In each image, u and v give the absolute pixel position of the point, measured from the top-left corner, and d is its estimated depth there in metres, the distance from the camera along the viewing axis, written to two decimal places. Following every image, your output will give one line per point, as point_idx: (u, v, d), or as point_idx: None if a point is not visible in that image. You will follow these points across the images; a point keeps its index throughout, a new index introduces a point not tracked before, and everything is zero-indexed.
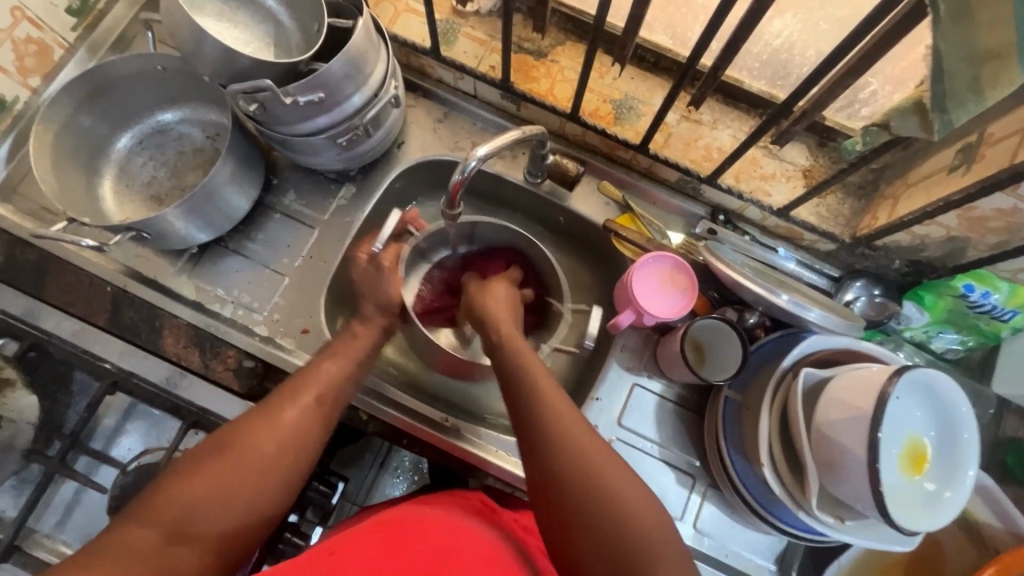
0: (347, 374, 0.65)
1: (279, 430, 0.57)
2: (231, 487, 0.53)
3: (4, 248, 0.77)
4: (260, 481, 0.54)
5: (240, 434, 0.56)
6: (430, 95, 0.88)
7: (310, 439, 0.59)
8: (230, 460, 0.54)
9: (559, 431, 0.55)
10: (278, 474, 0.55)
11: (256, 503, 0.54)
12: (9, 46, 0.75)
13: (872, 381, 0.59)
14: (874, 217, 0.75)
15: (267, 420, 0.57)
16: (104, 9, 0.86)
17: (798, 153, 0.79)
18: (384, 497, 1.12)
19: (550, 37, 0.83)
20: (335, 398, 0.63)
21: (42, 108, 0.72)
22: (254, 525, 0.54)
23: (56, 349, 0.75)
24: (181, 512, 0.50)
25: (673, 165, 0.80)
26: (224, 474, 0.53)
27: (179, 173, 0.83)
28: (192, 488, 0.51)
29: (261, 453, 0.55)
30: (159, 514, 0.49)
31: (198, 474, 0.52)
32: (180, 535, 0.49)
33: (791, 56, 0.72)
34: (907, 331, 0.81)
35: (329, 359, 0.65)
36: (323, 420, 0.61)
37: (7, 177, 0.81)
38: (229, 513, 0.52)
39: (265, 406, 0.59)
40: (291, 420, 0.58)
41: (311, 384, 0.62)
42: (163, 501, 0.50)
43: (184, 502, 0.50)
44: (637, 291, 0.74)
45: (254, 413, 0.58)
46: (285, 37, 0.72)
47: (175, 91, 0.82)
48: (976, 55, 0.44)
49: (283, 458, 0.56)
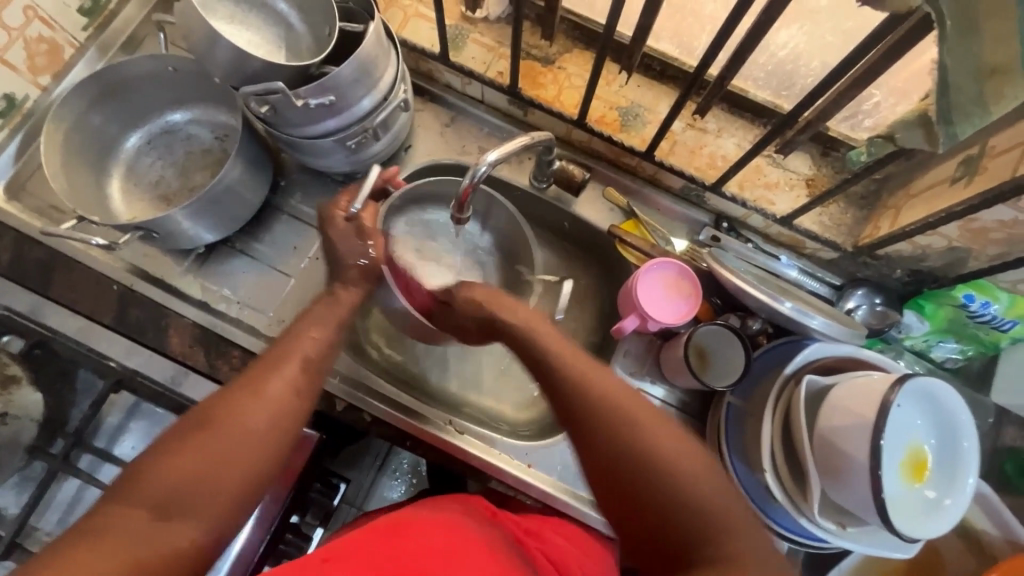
0: (330, 340, 0.63)
1: (264, 398, 0.55)
2: (218, 460, 0.51)
3: (11, 246, 0.77)
4: (248, 451, 0.52)
5: (223, 405, 0.54)
6: (437, 99, 0.88)
7: (297, 409, 0.57)
8: (216, 432, 0.52)
9: (607, 408, 0.53)
10: (267, 445, 0.54)
11: (246, 474, 0.52)
12: (20, 44, 0.75)
13: (874, 390, 0.59)
14: (876, 226, 0.76)
15: (252, 390, 0.55)
16: (115, 9, 0.87)
17: (802, 162, 0.80)
18: (382, 499, 1.13)
19: (558, 44, 0.84)
20: (319, 366, 0.61)
21: (53, 107, 0.72)
22: (245, 497, 0.52)
23: (61, 347, 0.75)
24: (167, 487, 0.48)
25: (678, 172, 0.81)
26: (206, 447, 0.51)
27: (186, 173, 0.84)
28: (177, 462, 0.49)
29: (246, 424, 0.53)
30: (141, 494, 0.47)
31: (183, 448, 0.50)
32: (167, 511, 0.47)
33: (796, 67, 0.73)
34: (907, 339, 0.81)
35: (311, 325, 0.63)
36: (309, 388, 0.59)
37: (15, 174, 0.82)
38: (217, 486, 0.50)
39: (247, 376, 0.57)
40: (271, 390, 0.56)
41: (296, 349, 0.60)
42: (147, 477, 0.48)
43: (168, 478, 0.48)
44: (641, 296, 0.75)
45: (236, 382, 0.56)
46: (297, 41, 0.73)
47: (185, 92, 0.82)
48: (982, 71, 0.44)
49: (269, 428, 0.54)
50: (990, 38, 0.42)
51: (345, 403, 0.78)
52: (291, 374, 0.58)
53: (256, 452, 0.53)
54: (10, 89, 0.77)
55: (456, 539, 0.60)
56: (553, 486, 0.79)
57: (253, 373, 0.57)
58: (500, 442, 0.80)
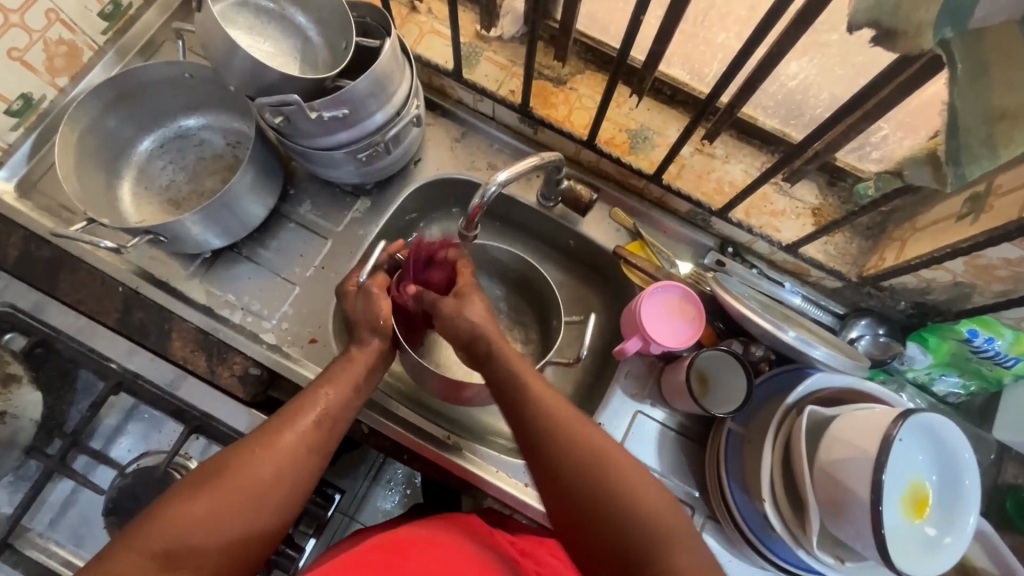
0: (347, 398, 0.63)
1: (277, 452, 0.56)
2: (225, 516, 0.52)
3: (20, 243, 0.77)
4: (256, 507, 0.54)
5: (233, 455, 0.55)
6: (449, 115, 0.89)
7: (308, 468, 0.58)
8: (227, 485, 0.53)
9: (564, 425, 0.56)
10: (272, 502, 0.54)
11: (246, 530, 0.53)
12: (40, 46, 0.76)
13: (876, 422, 0.59)
14: (881, 257, 0.76)
15: (264, 446, 0.56)
16: (135, 15, 0.88)
17: (808, 191, 0.81)
18: (375, 509, 1.13)
19: (570, 65, 0.84)
20: (337, 421, 0.61)
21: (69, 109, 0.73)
22: (248, 547, 0.53)
23: (63, 346, 0.75)
24: (176, 537, 0.50)
25: (685, 196, 0.81)
26: (216, 498, 0.52)
27: (197, 178, 0.84)
28: (186, 510, 0.51)
29: (258, 478, 0.54)
30: (146, 539, 0.49)
31: (194, 498, 0.52)
32: (174, 560, 0.49)
33: (805, 97, 0.73)
34: (909, 372, 0.82)
35: (329, 382, 0.63)
36: (321, 446, 0.59)
37: (28, 173, 0.83)
38: (221, 539, 0.52)
39: (264, 428, 0.58)
40: (285, 443, 0.57)
41: (313, 402, 0.61)
42: (159, 524, 0.50)
43: (179, 526, 0.50)
44: (644, 318, 0.74)
45: (252, 435, 0.57)
46: (315, 53, 0.74)
47: (201, 98, 0.83)
48: (989, 115, 0.43)
49: (277, 486, 0.55)
50: (999, 82, 0.41)
51: None
52: (308, 426, 0.59)
53: (262, 507, 0.54)
54: (27, 89, 0.78)
55: (441, 564, 0.59)
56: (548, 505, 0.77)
57: (275, 424, 0.58)
58: (497, 459, 0.79)
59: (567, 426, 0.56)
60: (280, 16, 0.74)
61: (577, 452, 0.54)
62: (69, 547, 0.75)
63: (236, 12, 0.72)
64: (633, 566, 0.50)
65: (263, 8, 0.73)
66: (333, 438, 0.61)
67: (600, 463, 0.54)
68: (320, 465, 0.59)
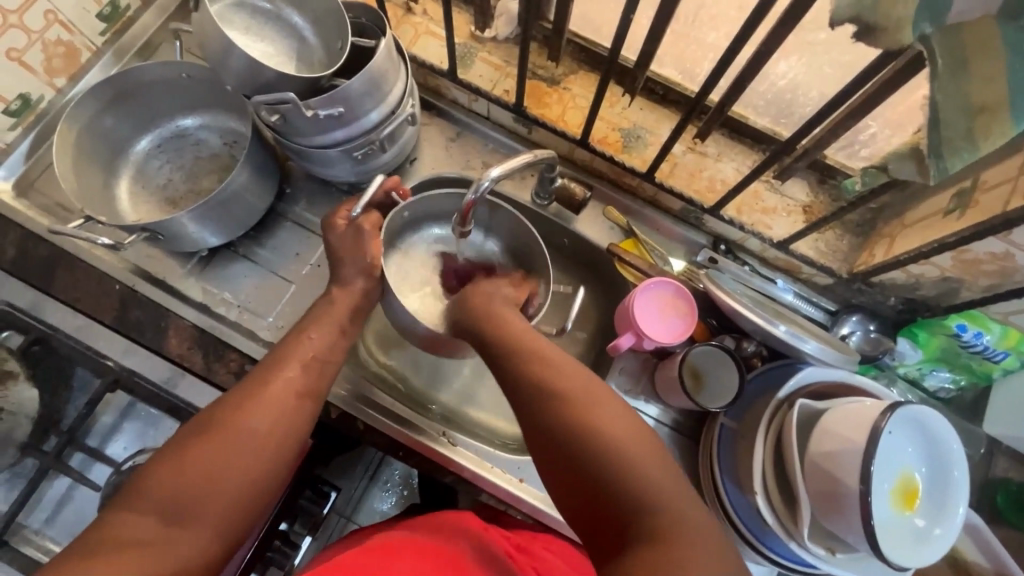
0: (330, 342, 0.65)
1: (267, 398, 0.57)
2: (218, 464, 0.52)
3: (17, 241, 0.78)
4: (251, 452, 0.54)
5: (222, 407, 0.56)
6: (444, 114, 0.90)
7: (302, 414, 0.59)
8: (216, 435, 0.53)
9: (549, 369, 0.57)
10: (266, 445, 0.55)
11: (242, 477, 0.53)
12: (39, 47, 0.77)
13: (865, 415, 0.60)
14: (870, 254, 0.77)
15: (253, 394, 0.57)
16: (134, 16, 0.89)
17: (799, 189, 0.81)
18: (373, 511, 1.13)
19: (564, 65, 0.85)
20: (324, 364, 0.63)
21: (67, 109, 0.73)
22: (249, 494, 0.53)
23: (60, 344, 0.76)
24: (173, 489, 0.50)
25: (677, 194, 0.82)
26: (208, 449, 0.52)
27: (194, 177, 0.85)
28: (181, 463, 0.51)
29: (247, 424, 0.55)
30: (147, 499, 0.49)
31: (187, 451, 0.52)
32: (172, 512, 0.49)
33: (795, 96, 0.74)
34: (900, 367, 0.81)
35: (312, 327, 0.65)
36: (309, 389, 0.60)
37: (26, 172, 0.84)
38: (217, 487, 0.51)
39: (250, 381, 0.59)
40: (271, 390, 0.58)
41: (295, 350, 0.62)
42: (155, 480, 0.50)
43: (174, 481, 0.50)
44: (637, 315, 0.75)
45: (238, 389, 0.58)
46: (311, 53, 0.75)
47: (198, 97, 0.84)
48: (969, 109, 0.44)
49: (267, 429, 0.56)
50: (977, 76, 0.42)
51: (339, 410, 0.79)
52: (293, 372, 0.60)
53: (259, 451, 0.54)
54: (25, 89, 0.78)
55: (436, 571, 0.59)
56: (543, 501, 0.78)
57: (259, 375, 0.59)
58: (492, 455, 0.80)
59: (560, 377, 0.56)
60: (278, 18, 0.75)
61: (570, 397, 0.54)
62: (64, 543, 0.76)
63: (234, 13, 0.73)
64: (627, 493, 0.49)
65: (260, 8, 0.74)
66: (319, 384, 0.62)
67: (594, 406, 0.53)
68: (311, 409, 0.60)
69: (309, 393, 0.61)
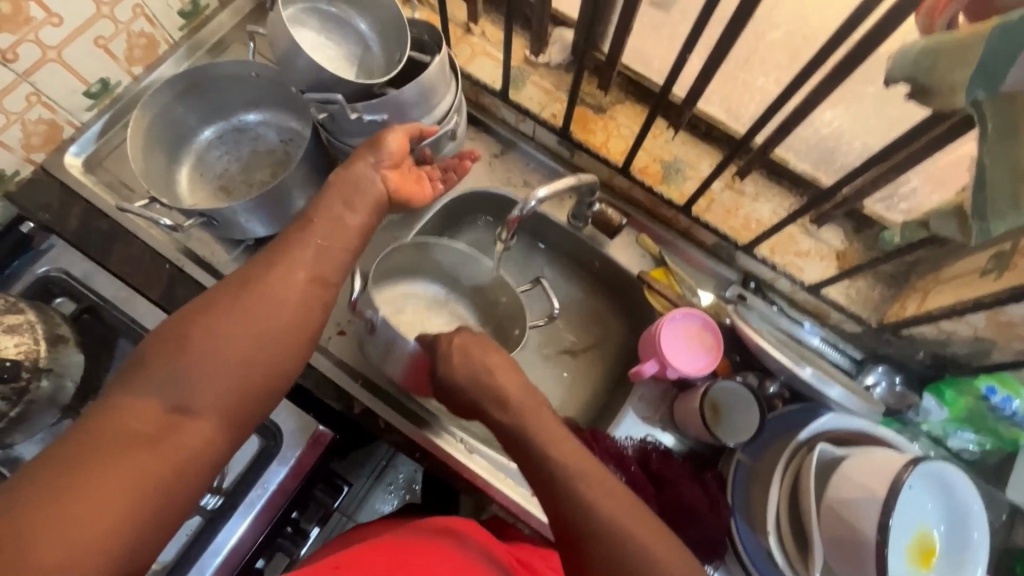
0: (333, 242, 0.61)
1: (270, 292, 0.55)
2: (227, 351, 0.51)
3: (81, 215, 0.85)
4: (255, 341, 0.52)
5: (218, 299, 0.53)
6: (490, 132, 0.93)
7: (312, 315, 0.57)
8: (220, 322, 0.52)
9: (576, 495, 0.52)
10: (278, 339, 0.54)
11: (249, 372, 0.52)
12: (123, 37, 0.83)
13: (887, 467, 0.59)
14: (902, 306, 0.77)
15: (253, 289, 0.55)
16: (210, 15, 0.95)
17: (834, 235, 0.82)
18: (372, 510, 1.18)
19: (612, 95, 0.88)
20: (335, 263, 0.61)
21: (144, 98, 0.78)
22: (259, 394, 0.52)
23: (110, 316, 0.80)
24: (177, 377, 0.49)
25: (712, 229, 0.84)
26: (210, 337, 0.51)
27: (249, 169, 0.90)
28: (178, 357, 0.49)
29: (257, 316, 0.53)
30: (148, 387, 0.48)
31: (190, 338, 0.50)
32: (183, 407, 0.48)
33: (838, 144, 0.75)
34: (924, 423, 0.81)
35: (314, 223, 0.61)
36: (319, 282, 0.58)
37: (96, 151, 0.89)
38: (226, 377, 0.51)
39: (249, 273, 0.56)
40: (278, 285, 0.56)
41: (299, 245, 0.59)
42: (152, 373, 0.49)
43: (181, 365, 0.49)
44: (664, 342, 0.76)
45: (237, 279, 0.56)
46: (377, 66, 0.79)
47: (261, 95, 0.88)
48: (1018, 174, 0.45)
49: (280, 324, 0.54)
50: None
51: (362, 406, 0.81)
52: (298, 266, 0.58)
53: (270, 346, 0.53)
54: (107, 74, 0.85)
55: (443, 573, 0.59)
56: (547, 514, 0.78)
57: (255, 272, 0.56)
58: (505, 466, 0.80)
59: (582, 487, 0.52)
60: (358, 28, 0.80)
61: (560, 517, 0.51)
62: None
63: (305, 16, 0.77)
64: None
65: (327, 15, 0.78)
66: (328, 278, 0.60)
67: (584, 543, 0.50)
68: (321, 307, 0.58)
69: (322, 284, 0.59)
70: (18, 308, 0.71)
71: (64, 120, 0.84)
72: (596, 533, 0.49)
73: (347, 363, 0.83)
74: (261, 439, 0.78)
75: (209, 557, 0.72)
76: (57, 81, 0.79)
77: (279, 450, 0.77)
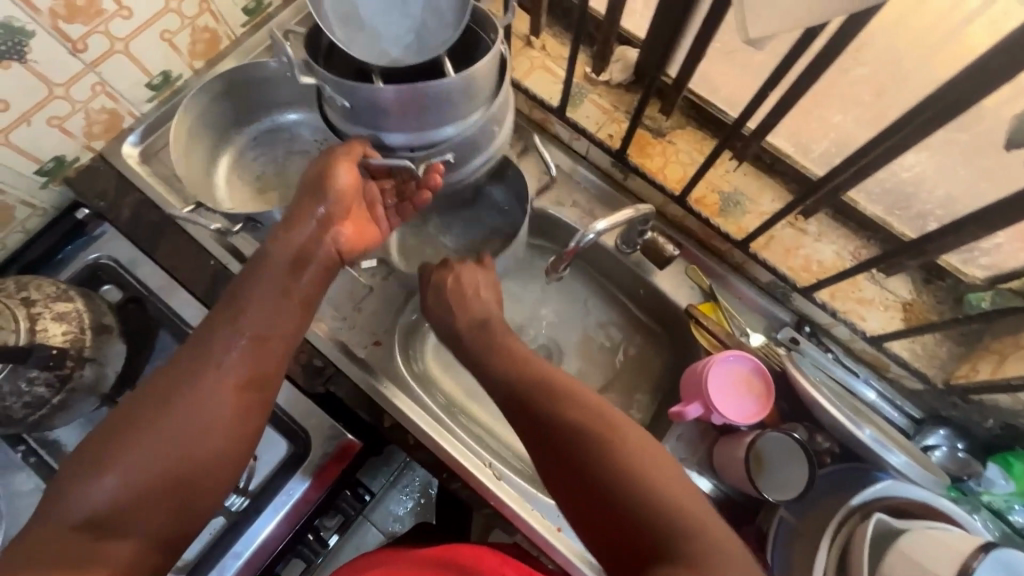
0: (267, 324, 0.61)
1: (195, 394, 0.55)
2: (152, 465, 0.52)
3: (134, 205, 0.86)
4: (178, 453, 0.53)
5: (140, 417, 0.54)
6: (542, 148, 0.91)
7: (244, 415, 0.57)
8: (139, 440, 0.53)
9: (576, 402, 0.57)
10: (204, 447, 0.54)
11: (178, 483, 0.53)
12: (188, 31, 0.84)
13: (954, 552, 0.56)
14: (974, 368, 0.72)
15: (172, 397, 0.55)
16: (273, 13, 0.95)
17: (901, 285, 0.78)
18: (387, 510, 1.17)
19: (673, 119, 0.85)
20: (271, 355, 0.61)
21: (183, 101, 0.77)
22: (195, 501, 0.54)
23: (154, 306, 0.81)
24: (95, 504, 0.50)
25: (769, 267, 0.80)
26: (131, 458, 0.52)
27: (287, 168, 0.91)
28: (96, 485, 0.50)
29: (178, 428, 0.54)
30: (72, 517, 0.49)
31: (109, 461, 0.51)
32: (103, 530, 0.49)
33: (917, 191, 0.71)
34: (985, 494, 0.74)
35: (249, 308, 0.61)
36: (249, 381, 0.58)
37: (151, 142, 0.89)
38: (154, 493, 0.52)
39: (177, 376, 0.57)
40: (202, 390, 0.56)
41: (225, 344, 0.59)
42: (71, 499, 0.50)
43: (97, 493, 0.50)
44: (710, 388, 0.72)
45: (160, 387, 0.56)
46: (427, 51, 0.61)
47: (298, 95, 0.88)
48: None
49: (206, 431, 0.55)
50: None
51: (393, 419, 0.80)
52: (223, 366, 0.58)
53: (199, 456, 0.54)
54: (169, 67, 0.86)
55: None
56: (574, 552, 0.75)
57: (180, 372, 0.57)
58: (535, 497, 0.78)
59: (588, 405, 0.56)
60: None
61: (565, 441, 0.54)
62: None
63: None
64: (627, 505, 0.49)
65: None
66: (258, 369, 0.60)
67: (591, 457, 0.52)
68: (254, 401, 0.59)
69: (253, 378, 0.59)
70: (68, 296, 0.71)
71: (125, 110, 0.85)
72: (610, 458, 0.51)
73: (382, 374, 0.82)
74: (290, 445, 0.77)
75: (231, 560, 0.72)
76: (122, 72, 0.80)
77: (307, 455, 0.76)
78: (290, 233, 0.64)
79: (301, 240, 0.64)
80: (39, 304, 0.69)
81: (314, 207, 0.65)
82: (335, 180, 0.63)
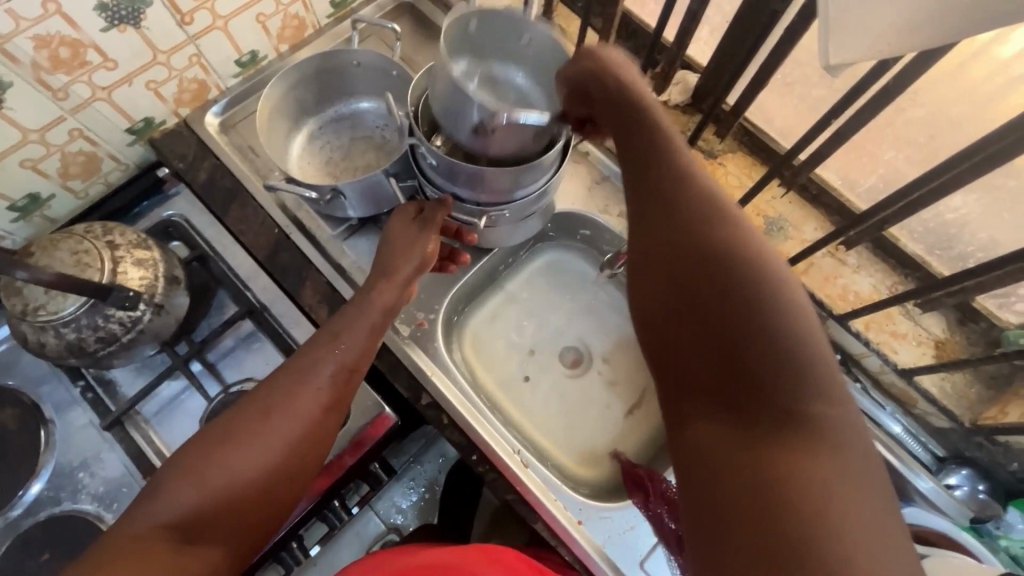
0: (353, 353, 0.65)
1: (286, 412, 0.59)
2: (240, 476, 0.55)
3: (208, 169, 0.91)
4: (263, 468, 0.56)
5: (240, 427, 0.57)
6: (595, 159, 0.95)
7: (322, 439, 0.61)
8: (231, 452, 0.55)
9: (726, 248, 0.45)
10: (285, 465, 0.57)
11: (259, 498, 0.56)
12: (280, 17, 0.90)
13: None
14: (1002, 412, 0.75)
15: (265, 412, 0.58)
16: (355, 9, 1.01)
17: (935, 323, 0.80)
18: (389, 499, 1.09)
19: (726, 143, 0.88)
20: (352, 386, 0.65)
21: (270, 83, 0.84)
22: (269, 515, 0.57)
23: (218, 268, 0.88)
24: (187, 512, 0.52)
25: (808, 293, 0.82)
26: (220, 469, 0.54)
27: (356, 154, 0.94)
28: (194, 489, 0.53)
29: (267, 444, 0.57)
30: (163, 518, 0.51)
31: (204, 468, 0.54)
32: (187, 536, 0.51)
33: (960, 232, 0.75)
34: (1004, 538, 0.73)
35: (344, 333, 0.65)
36: (332, 406, 0.62)
37: (230, 115, 0.95)
38: (238, 505, 0.54)
39: (271, 393, 0.60)
40: (291, 408, 0.59)
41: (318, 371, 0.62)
42: (163, 501, 0.52)
43: (188, 500, 0.52)
44: None
45: (256, 399, 0.60)
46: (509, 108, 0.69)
47: (376, 85, 0.93)
48: None
49: (289, 450, 0.58)
50: None
51: (429, 399, 0.83)
52: (310, 389, 0.61)
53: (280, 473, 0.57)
54: (257, 47, 0.92)
55: None
56: (585, 536, 0.79)
57: (272, 389, 0.60)
58: (559, 489, 0.80)
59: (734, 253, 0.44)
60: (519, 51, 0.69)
61: (757, 297, 0.42)
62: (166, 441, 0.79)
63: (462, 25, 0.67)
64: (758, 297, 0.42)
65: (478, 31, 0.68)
66: (341, 399, 0.63)
67: (793, 451, 0.37)
68: (332, 426, 0.62)
69: (336, 407, 0.62)
70: (146, 245, 0.76)
71: (213, 83, 0.91)
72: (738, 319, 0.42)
73: (425, 354, 0.86)
74: None
75: None
76: (218, 47, 0.86)
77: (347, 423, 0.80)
78: (391, 282, 0.69)
79: (401, 278, 0.70)
80: (122, 248, 0.74)
81: (411, 261, 0.71)
82: (424, 247, 0.72)
